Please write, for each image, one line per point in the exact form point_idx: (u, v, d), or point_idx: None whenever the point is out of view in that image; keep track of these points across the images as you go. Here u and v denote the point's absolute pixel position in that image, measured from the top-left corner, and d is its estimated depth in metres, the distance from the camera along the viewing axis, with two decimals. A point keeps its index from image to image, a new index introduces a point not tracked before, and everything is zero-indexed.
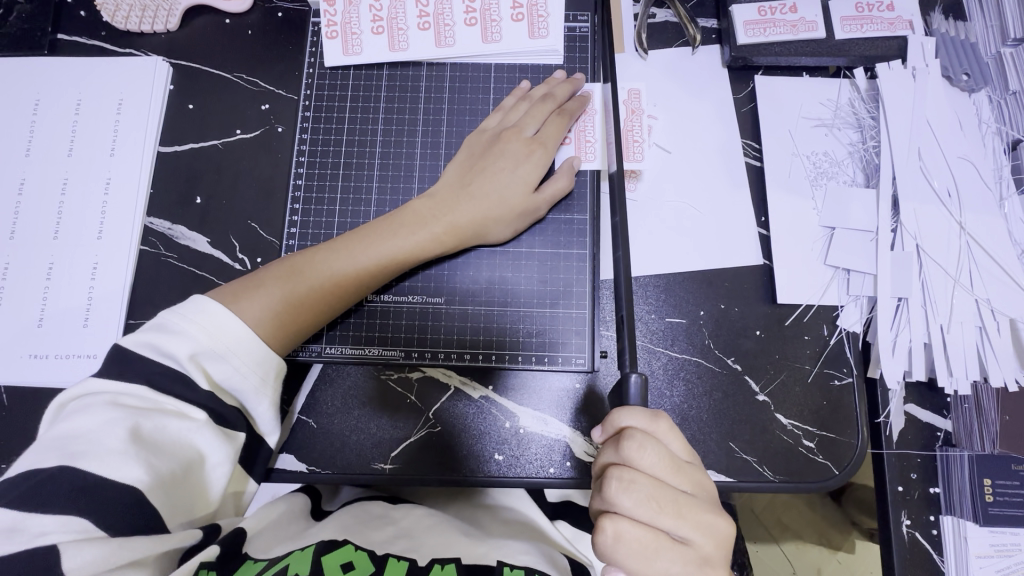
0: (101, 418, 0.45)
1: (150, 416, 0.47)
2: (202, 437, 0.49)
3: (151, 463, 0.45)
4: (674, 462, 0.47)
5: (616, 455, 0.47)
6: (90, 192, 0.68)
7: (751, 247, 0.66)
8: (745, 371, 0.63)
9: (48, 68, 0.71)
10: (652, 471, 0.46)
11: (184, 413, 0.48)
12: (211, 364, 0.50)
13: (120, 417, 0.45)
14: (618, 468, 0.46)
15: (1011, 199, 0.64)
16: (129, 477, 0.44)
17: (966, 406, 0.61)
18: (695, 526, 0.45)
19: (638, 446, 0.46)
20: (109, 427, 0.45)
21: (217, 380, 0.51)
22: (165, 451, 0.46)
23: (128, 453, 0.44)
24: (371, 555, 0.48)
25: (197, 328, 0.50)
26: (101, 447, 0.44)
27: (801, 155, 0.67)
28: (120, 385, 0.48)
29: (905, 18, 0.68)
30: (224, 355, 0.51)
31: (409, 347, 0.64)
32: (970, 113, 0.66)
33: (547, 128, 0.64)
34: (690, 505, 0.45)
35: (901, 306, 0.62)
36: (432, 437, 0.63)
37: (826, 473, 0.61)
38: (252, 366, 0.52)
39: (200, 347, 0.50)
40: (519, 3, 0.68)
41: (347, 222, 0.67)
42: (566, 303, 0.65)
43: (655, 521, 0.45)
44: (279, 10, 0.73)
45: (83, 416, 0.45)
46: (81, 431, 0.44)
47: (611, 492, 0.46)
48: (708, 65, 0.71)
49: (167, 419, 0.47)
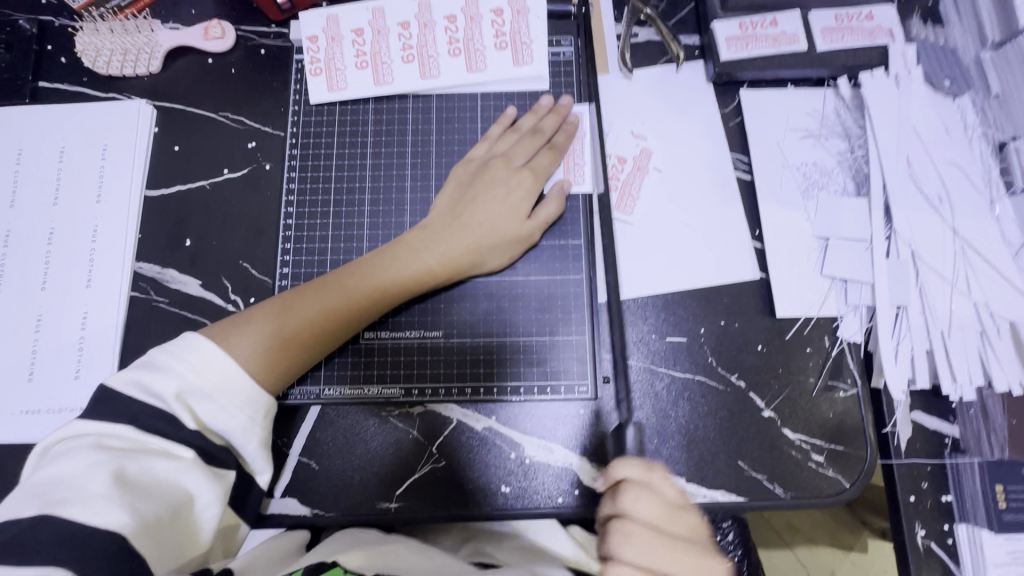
0: (85, 461, 0.45)
1: (135, 457, 0.47)
2: (190, 478, 0.48)
3: (136, 505, 0.45)
4: (668, 510, 0.51)
5: (615, 506, 0.51)
6: (78, 240, 0.67)
7: (748, 261, 0.66)
8: (749, 388, 0.63)
9: (29, 115, 0.71)
10: (648, 520, 0.50)
11: (172, 454, 0.49)
12: (198, 403, 0.50)
13: (104, 460, 0.46)
14: (618, 519, 0.50)
15: (1002, 202, 0.64)
16: (113, 521, 0.43)
17: (971, 411, 0.61)
18: (691, 568, 0.48)
19: (633, 496, 0.51)
20: (93, 470, 0.45)
21: (204, 420, 0.51)
22: (150, 493, 0.46)
23: (112, 495, 0.44)
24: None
25: (185, 367, 0.51)
26: (84, 491, 0.43)
27: (790, 167, 0.68)
28: (105, 426, 0.49)
29: (885, 27, 0.69)
30: (211, 393, 0.51)
31: (409, 384, 0.63)
32: (955, 118, 0.66)
33: (536, 160, 0.66)
34: (687, 551, 0.48)
35: (900, 314, 0.62)
36: (436, 473, 0.62)
37: (838, 486, 0.61)
38: (240, 404, 0.52)
39: (186, 385, 0.50)
40: (501, 31, 0.68)
41: (339, 260, 0.66)
42: (564, 328, 0.64)
43: (657, 568, 0.48)
44: (261, 47, 0.73)
45: (68, 460, 0.45)
46: (64, 476, 0.44)
47: (612, 543, 0.49)
48: (693, 81, 0.71)
49: (152, 459, 0.47)
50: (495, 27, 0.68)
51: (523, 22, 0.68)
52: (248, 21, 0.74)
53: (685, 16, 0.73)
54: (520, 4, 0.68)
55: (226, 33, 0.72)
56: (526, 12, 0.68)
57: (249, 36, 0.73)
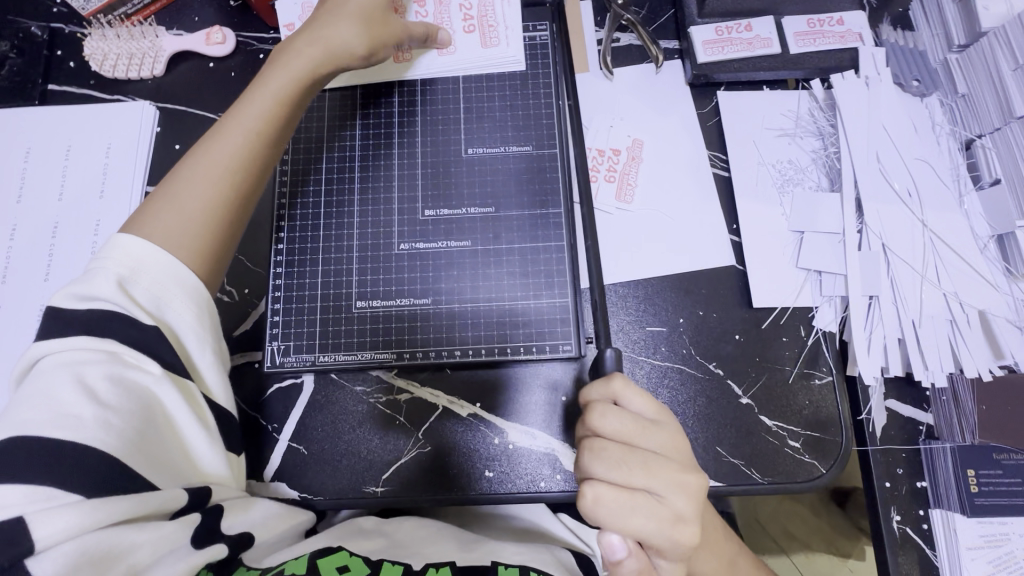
0: (55, 379, 0.47)
1: (94, 368, 0.48)
2: (164, 388, 0.51)
3: (112, 423, 0.47)
4: (640, 423, 0.49)
5: (585, 427, 0.51)
6: (81, 233, 0.70)
7: (725, 252, 0.68)
8: (728, 376, 0.65)
9: (39, 116, 0.74)
10: (620, 436, 0.49)
11: (137, 364, 0.50)
12: (138, 292, 0.52)
13: (66, 378, 0.47)
14: (589, 439, 0.50)
15: (970, 196, 0.66)
16: (89, 436, 0.46)
17: (943, 398, 0.62)
18: (669, 482, 0.47)
19: (599, 413, 0.50)
20: (62, 386, 0.47)
21: (155, 314, 0.52)
22: (124, 405, 0.48)
23: (85, 415, 0.46)
24: (368, 561, 0.54)
25: (116, 263, 0.52)
26: (57, 406, 0.46)
27: (766, 164, 0.70)
28: (60, 342, 0.49)
29: (855, 31, 0.72)
30: (154, 288, 0.53)
31: (401, 349, 0.65)
32: (923, 116, 0.69)
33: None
34: (656, 463, 0.48)
35: (873, 304, 0.64)
36: (423, 459, 0.63)
37: (815, 471, 0.62)
38: (187, 301, 0.54)
39: (124, 275, 0.52)
40: (469, 15, 0.71)
41: (330, 236, 0.68)
42: (547, 293, 0.66)
43: (627, 481, 0.48)
44: (260, 51, 0.77)
45: (41, 379, 0.47)
46: (40, 393, 0.46)
47: (585, 463, 0.50)
48: (672, 82, 0.74)
49: (114, 370, 0.49)
50: (463, 11, 0.71)
51: (489, 6, 0.71)
52: (249, 28, 0.77)
53: (665, 21, 0.76)
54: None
55: (228, 38, 0.76)
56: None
57: (249, 42, 0.77)
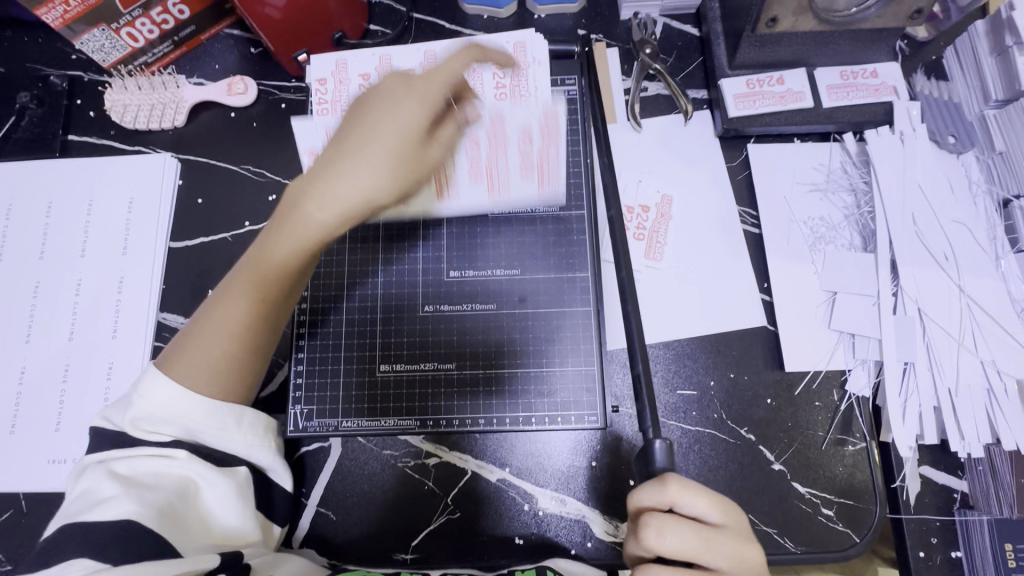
0: (94, 479, 0.49)
1: (132, 461, 0.50)
2: (192, 468, 0.51)
3: (142, 498, 0.48)
4: (699, 538, 0.48)
5: (640, 547, 0.49)
6: (104, 290, 0.70)
7: (755, 312, 0.67)
8: (760, 441, 0.64)
9: (59, 169, 0.73)
10: (680, 558, 0.48)
11: (167, 452, 0.51)
12: (154, 422, 0.52)
13: (102, 472, 0.49)
14: (646, 565, 0.48)
15: (1009, 258, 0.65)
16: (122, 513, 0.46)
17: (980, 467, 0.61)
18: None
19: (656, 533, 0.48)
20: (100, 483, 0.48)
21: (180, 428, 0.52)
22: (157, 489, 0.49)
23: (116, 494, 0.47)
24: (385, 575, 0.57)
25: (137, 389, 0.53)
26: (97, 498, 0.47)
27: (798, 221, 0.69)
28: (105, 450, 0.51)
29: (889, 84, 0.70)
30: (171, 406, 0.52)
31: (424, 415, 0.64)
32: (959, 175, 0.68)
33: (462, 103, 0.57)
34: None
35: (908, 370, 0.63)
36: (451, 524, 0.63)
37: (848, 540, 0.61)
38: (205, 409, 0.52)
39: (138, 409, 0.52)
40: (502, 83, 0.70)
41: (354, 293, 0.67)
42: (575, 358, 0.64)
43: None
44: (282, 101, 0.76)
45: (83, 482, 0.49)
46: (82, 493, 0.48)
47: None
48: (701, 135, 0.73)
49: (151, 462, 0.50)
50: (497, 79, 0.70)
51: (524, 76, 0.70)
52: (270, 76, 0.76)
53: (693, 70, 0.75)
54: (522, 58, 0.70)
55: (249, 88, 0.75)
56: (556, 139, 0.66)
57: (271, 91, 0.76)
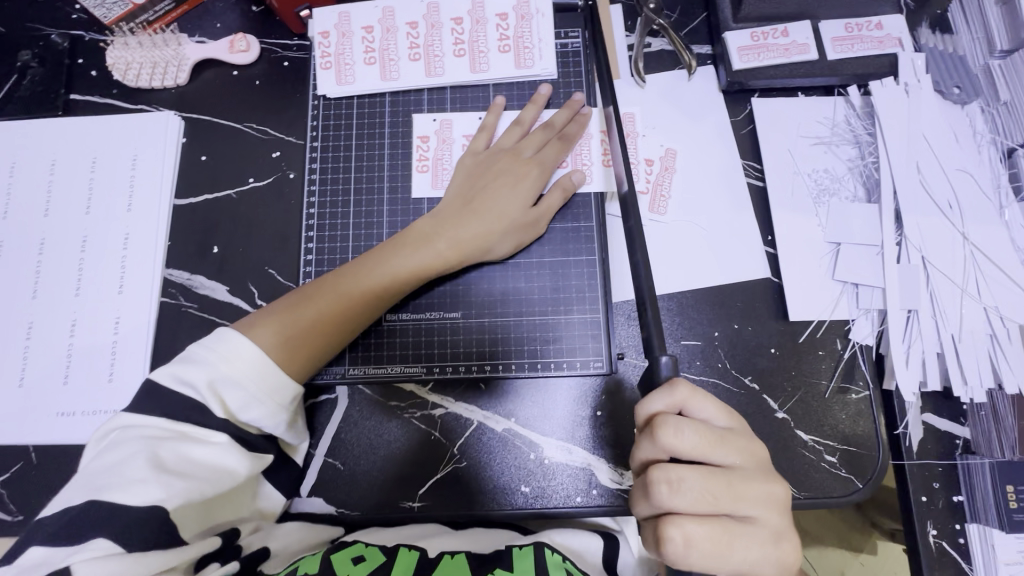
0: (127, 451, 0.49)
1: (168, 444, 0.51)
2: (228, 457, 0.53)
3: (172, 485, 0.49)
4: (711, 436, 0.49)
5: (656, 448, 0.49)
6: (110, 246, 0.70)
7: (759, 264, 0.67)
8: (764, 390, 0.64)
9: (63, 128, 0.73)
10: (697, 463, 0.48)
11: (203, 439, 0.52)
12: (227, 391, 0.53)
13: (143, 448, 0.50)
14: (666, 471, 0.48)
15: (1012, 207, 0.65)
16: (150, 499, 0.48)
17: (982, 413, 0.62)
18: (756, 503, 0.48)
19: (674, 431, 0.48)
20: (133, 458, 0.49)
21: (233, 410, 0.54)
22: (189, 475, 0.51)
23: (149, 479, 0.48)
24: (381, 548, 0.58)
25: (215, 356, 0.54)
26: (124, 477, 0.48)
27: (803, 173, 0.69)
28: (145, 418, 0.52)
29: (895, 36, 0.70)
30: (239, 382, 0.54)
31: (430, 362, 0.65)
32: (964, 125, 0.68)
33: (545, 151, 0.67)
34: (741, 486, 0.48)
35: (911, 318, 0.63)
36: (457, 472, 0.64)
37: (850, 486, 0.62)
38: (269, 392, 0.55)
39: (217, 373, 0.53)
40: (505, 35, 0.70)
41: (361, 246, 0.69)
42: (579, 307, 0.66)
43: (717, 509, 0.47)
44: (285, 59, 0.75)
45: (115, 450, 0.50)
46: (110, 465, 0.49)
47: (664, 497, 0.48)
48: (705, 90, 0.72)
49: (186, 446, 0.52)
50: (500, 31, 0.70)
51: (526, 28, 0.70)
52: (273, 34, 0.76)
53: (697, 25, 0.74)
54: (525, 10, 0.70)
55: (252, 46, 0.74)
56: (592, 138, 0.69)
57: (273, 48, 0.75)
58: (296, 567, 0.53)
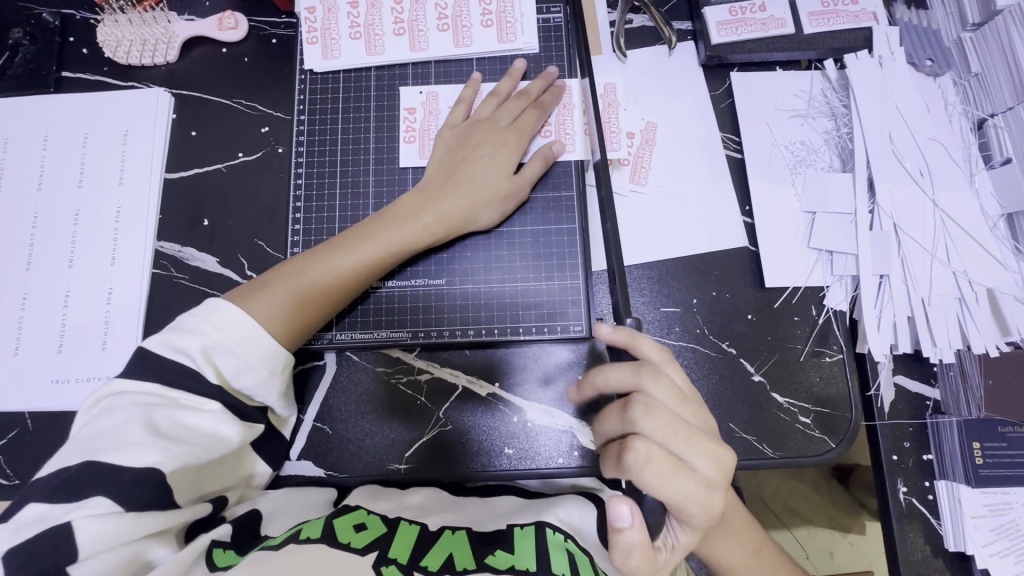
0: (121, 417, 0.50)
1: (162, 410, 0.51)
2: (222, 425, 0.53)
3: (168, 449, 0.50)
4: (680, 392, 0.51)
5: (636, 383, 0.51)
6: (103, 220, 0.71)
7: (737, 234, 0.69)
8: (741, 354, 0.66)
9: (54, 104, 0.74)
10: (667, 400, 0.50)
11: (198, 407, 0.53)
12: (221, 359, 0.54)
13: (138, 413, 0.50)
14: (640, 396, 0.50)
15: (981, 175, 0.67)
16: (146, 462, 0.48)
17: (951, 373, 0.64)
18: (704, 452, 0.49)
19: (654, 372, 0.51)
20: (127, 423, 0.49)
21: (228, 377, 0.55)
22: (184, 439, 0.51)
23: (146, 442, 0.49)
24: (384, 520, 0.57)
25: (209, 325, 0.55)
26: (120, 440, 0.49)
27: (780, 145, 0.71)
28: (139, 385, 0.53)
29: (869, 10, 0.72)
30: (234, 350, 0.55)
31: (416, 328, 0.67)
32: (936, 96, 0.69)
33: (522, 119, 0.68)
34: (698, 433, 0.49)
35: (883, 283, 0.65)
36: (443, 435, 0.65)
37: (824, 446, 0.64)
38: (262, 358, 0.56)
39: (211, 341, 0.54)
40: (488, 10, 0.71)
41: (347, 216, 0.70)
42: (561, 274, 0.68)
43: (669, 445, 0.49)
44: (273, 36, 0.76)
45: (108, 416, 0.50)
46: (105, 429, 0.49)
47: (633, 417, 0.50)
48: (685, 64, 0.74)
49: (180, 413, 0.52)
50: (483, 6, 0.71)
51: (508, 3, 0.71)
52: (261, 12, 0.77)
53: (678, 2, 0.76)
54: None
55: (241, 23, 0.76)
56: (572, 106, 0.71)
57: (261, 26, 0.77)
58: (297, 531, 0.53)
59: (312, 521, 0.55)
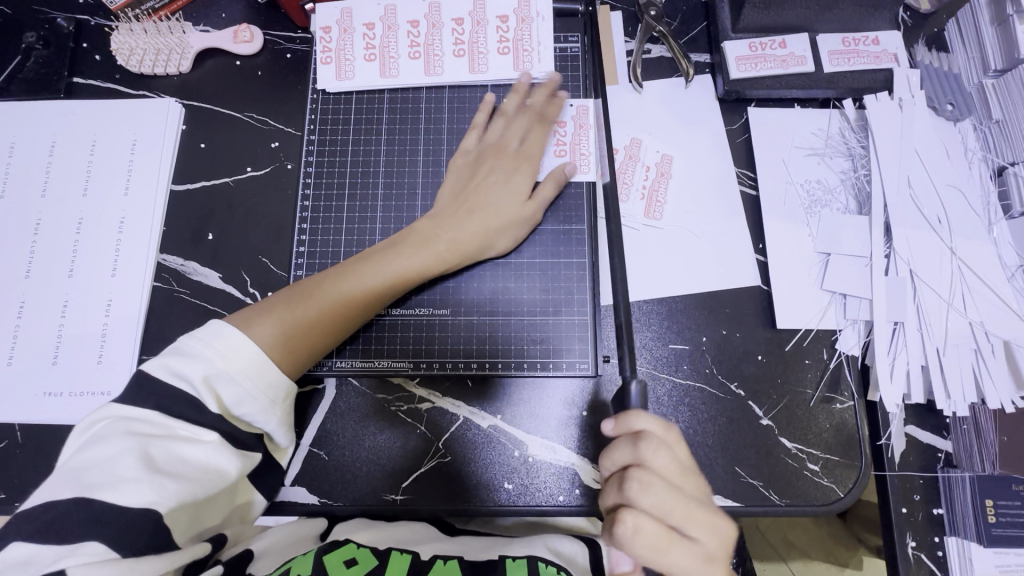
0: (115, 447, 0.48)
1: (160, 443, 0.50)
2: (220, 457, 0.52)
3: (165, 488, 0.48)
4: (681, 466, 0.51)
5: (634, 453, 0.50)
6: (105, 230, 0.70)
7: (749, 272, 0.68)
8: (749, 396, 0.65)
9: (64, 110, 0.74)
10: (667, 474, 0.50)
11: (196, 438, 0.51)
12: (223, 386, 0.53)
13: (133, 446, 0.48)
14: (638, 469, 0.50)
15: (1000, 224, 0.66)
16: (142, 502, 0.47)
17: (965, 427, 0.63)
18: (701, 525, 0.49)
19: (655, 448, 0.50)
20: (121, 455, 0.48)
21: (228, 405, 0.53)
22: (182, 474, 0.50)
23: (142, 479, 0.47)
24: (375, 551, 0.57)
25: (213, 351, 0.54)
26: (114, 475, 0.47)
27: (795, 183, 0.70)
28: (134, 412, 0.51)
29: (890, 51, 0.71)
30: (236, 378, 0.53)
31: (417, 358, 0.66)
32: (956, 141, 0.69)
33: (533, 146, 0.68)
34: (694, 505, 0.50)
35: (897, 330, 0.64)
36: (441, 467, 0.64)
37: (832, 495, 0.62)
38: (263, 388, 0.55)
39: (213, 368, 0.53)
40: (505, 37, 0.71)
41: (353, 240, 0.69)
42: (567, 310, 0.67)
43: (667, 518, 0.49)
44: (287, 51, 0.76)
45: (99, 446, 0.48)
46: (96, 461, 0.47)
47: (630, 490, 0.49)
48: (702, 98, 0.73)
49: (177, 445, 0.50)
50: (500, 32, 0.71)
51: (526, 30, 0.71)
52: (276, 26, 0.76)
53: (697, 34, 0.75)
54: (525, 13, 0.71)
55: (255, 36, 0.75)
56: (587, 129, 0.70)
57: (277, 40, 0.76)
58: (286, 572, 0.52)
59: (302, 559, 0.54)
